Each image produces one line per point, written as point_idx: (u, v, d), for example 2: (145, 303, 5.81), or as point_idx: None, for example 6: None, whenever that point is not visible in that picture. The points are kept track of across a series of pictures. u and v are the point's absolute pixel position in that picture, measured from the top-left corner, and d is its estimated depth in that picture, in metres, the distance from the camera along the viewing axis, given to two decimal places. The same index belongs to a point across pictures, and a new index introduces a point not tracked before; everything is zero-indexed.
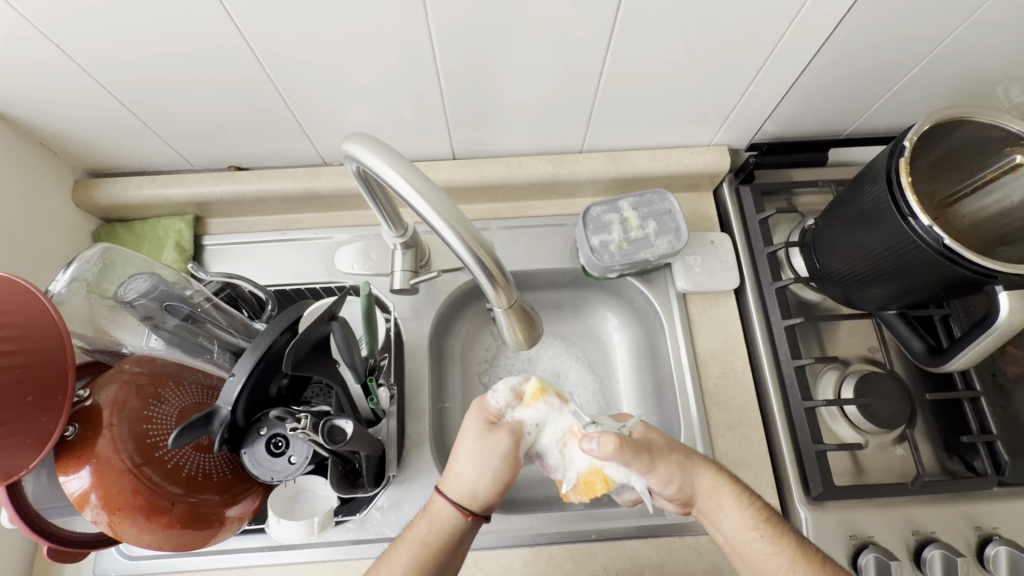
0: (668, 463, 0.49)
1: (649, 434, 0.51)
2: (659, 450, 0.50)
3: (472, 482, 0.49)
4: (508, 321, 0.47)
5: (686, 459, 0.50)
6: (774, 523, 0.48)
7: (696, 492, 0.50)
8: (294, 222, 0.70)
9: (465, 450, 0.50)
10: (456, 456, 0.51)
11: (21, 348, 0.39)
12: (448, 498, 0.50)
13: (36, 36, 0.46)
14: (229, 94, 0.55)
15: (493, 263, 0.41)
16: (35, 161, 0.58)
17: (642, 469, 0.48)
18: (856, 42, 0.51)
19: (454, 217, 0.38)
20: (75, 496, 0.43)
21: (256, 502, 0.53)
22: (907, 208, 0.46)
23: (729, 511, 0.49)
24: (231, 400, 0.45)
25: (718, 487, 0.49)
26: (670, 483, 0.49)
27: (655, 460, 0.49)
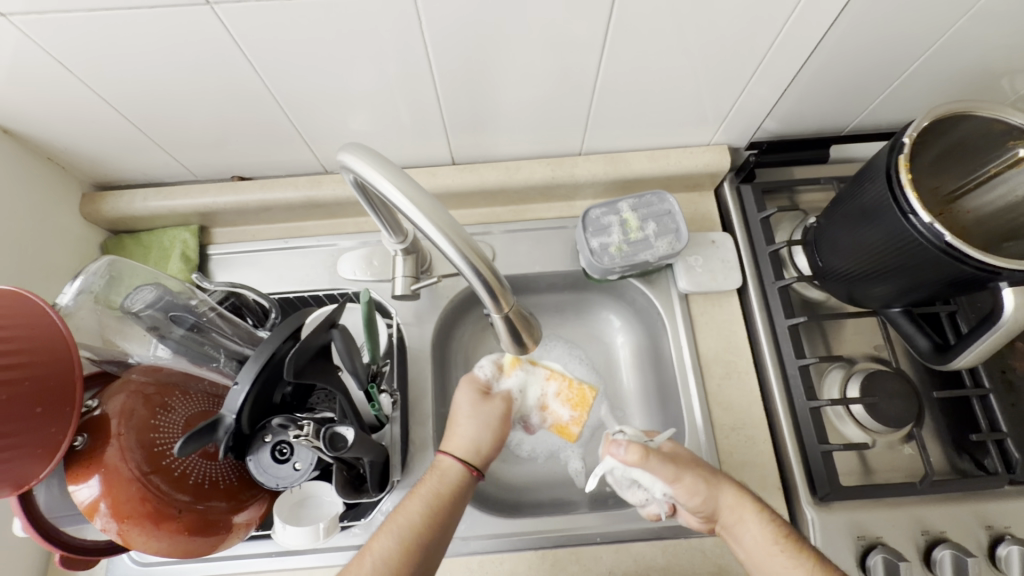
0: (691, 470, 0.51)
1: (674, 448, 0.54)
2: (685, 464, 0.52)
3: (474, 440, 0.55)
4: (505, 328, 0.47)
5: (711, 475, 0.52)
6: (793, 539, 0.47)
7: (720, 507, 0.50)
8: (296, 230, 0.71)
9: (465, 410, 0.57)
10: (460, 418, 0.56)
11: (29, 361, 0.40)
12: (452, 454, 0.53)
13: (39, 53, 0.47)
14: (229, 103, 0.55)
15: (489, 272, 0.40)
16: (43, 175, 0.59)
17: (666, 473, 0.51)
18: (855, 37, 0.51)
19: (448, 225, 0.38)
20: (85, 505, 0.44)
21: (262, 508, 0.53)
22: (907, 205, 0.45)
23: (751, 526, 0.49)
24: (235, 408, 0.45)
25: (741, 502, 0.50)
26: (695, 495, 0.51)
27: (682, 471, 0.51)
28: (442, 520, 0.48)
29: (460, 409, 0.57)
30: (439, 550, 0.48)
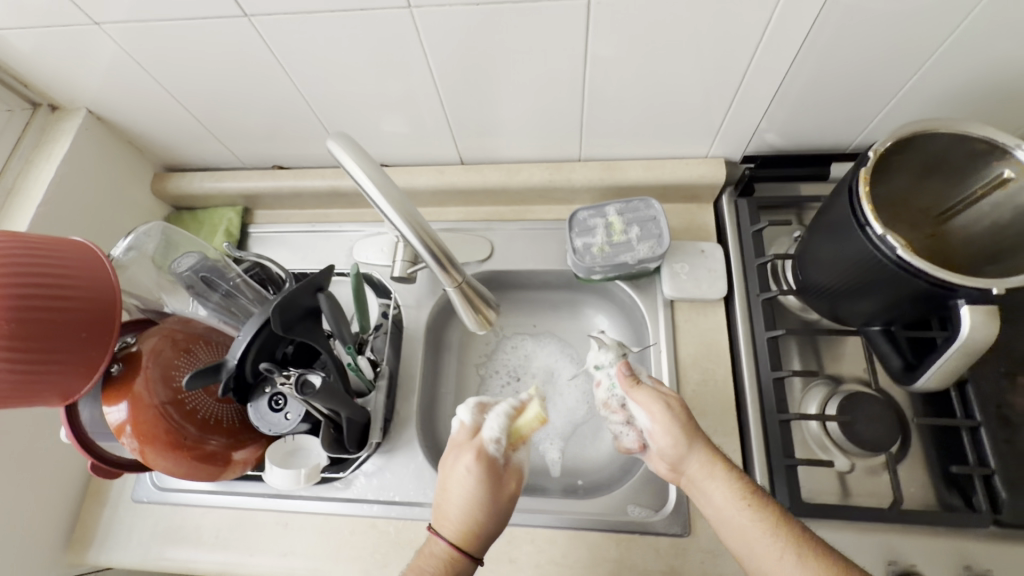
0: (670, 411, 0.52)
1: (663, 389, 0.55)
2: (675, 416, 0.51)
3: (481, 525, 0.49)
4: (461, 301, 0.54)
5: (691, 431, 0.50)
6: (759, 498, 0.46)
7: (685, 461, 0.50)
8: (324, 216, 0.79)
9: (465, 487, 0.50)
10: (459, 504, 0.49)
11: (80, 296, 0.49)
12: (444, 539, 0.48)
13: (122, 54, 0.58)
14: (271, 104, 0.65)
15: (441, 253, 0.48)
16: (123, 156, 0.72)
17: (653, 407, 0.52)
18: (837, 51, 0.51)
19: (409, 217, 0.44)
20: (114, 425, 0.53)
21: (259, 451, 0.61)
22: (864, 218, 0.46)
23: (718, 485, 0.48)
24: (238, 354, 0.53)
25: (712, 461, 0.49)
26: (666, 438, 0.51)
27: (661, 408, 0.52)
28: None
29: (462, 482, 0.50)
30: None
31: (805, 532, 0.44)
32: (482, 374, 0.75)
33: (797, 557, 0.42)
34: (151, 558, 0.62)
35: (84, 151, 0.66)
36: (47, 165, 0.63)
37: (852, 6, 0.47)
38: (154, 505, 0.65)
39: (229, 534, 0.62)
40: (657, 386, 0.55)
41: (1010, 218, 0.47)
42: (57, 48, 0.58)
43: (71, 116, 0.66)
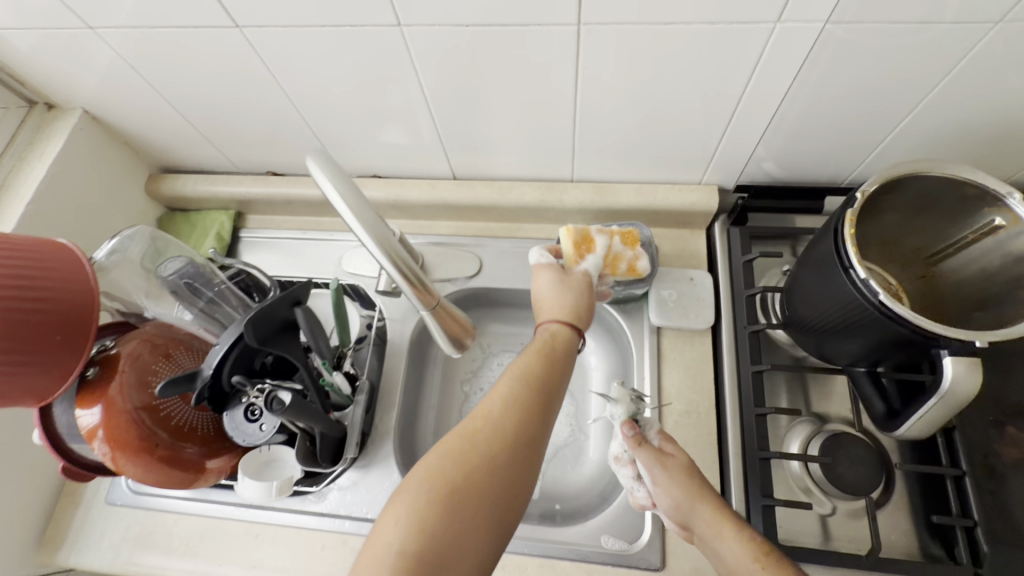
0: (670, 472, 0.51)
1: (668, 446, 0.54)
2: (678, 474, 0.51)
3: (573, 304, 0.55)
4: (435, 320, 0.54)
5: (696, 488, 0.49)
6: (777, 561, 0.42)
7: (694, 519, 0.49)
8: (316, 224, 0.79)
9: (556, 285, 0.56)
10: (555, 297, 0.55)
11: (56, 298, 0.49)
12: (551, 321, 0.53)
13: (117, 58, 0.59)
14: (264, 114, 0.65)
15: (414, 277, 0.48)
16: (118, 156, 0.72)
17: (654, 468, 0.52)
18: (828, 87, 0.50)
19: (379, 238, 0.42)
20: (86, 429, 0.52)
21: (233, 460, 0.61)
22: (847, 260, 0.45)
23: (728, 544, 0.45)
24: (213, 365, 0.53)
25: (719, 519, 0.47)
26: (669, 499, 0.50)
27: (662, 469, 0.52)
28: (539, 393, 0.46)
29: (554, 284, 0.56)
30: (533, 458, 0.44)
31: None
32: (467, 391, 0.74)
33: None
34: (120, 563, 0.62)
35: (77, 151, 0.66)
36: (39, 164, 0.63)
37: (843, 46, 0.46)
38: (127, 508, 0.64)
39: (199, 543, 0.62)
40: (662, 444, 0.55)
41: (999, 265, 0.46)
42: (52, 49, 0.58)
43: (66, 115, 0.66)
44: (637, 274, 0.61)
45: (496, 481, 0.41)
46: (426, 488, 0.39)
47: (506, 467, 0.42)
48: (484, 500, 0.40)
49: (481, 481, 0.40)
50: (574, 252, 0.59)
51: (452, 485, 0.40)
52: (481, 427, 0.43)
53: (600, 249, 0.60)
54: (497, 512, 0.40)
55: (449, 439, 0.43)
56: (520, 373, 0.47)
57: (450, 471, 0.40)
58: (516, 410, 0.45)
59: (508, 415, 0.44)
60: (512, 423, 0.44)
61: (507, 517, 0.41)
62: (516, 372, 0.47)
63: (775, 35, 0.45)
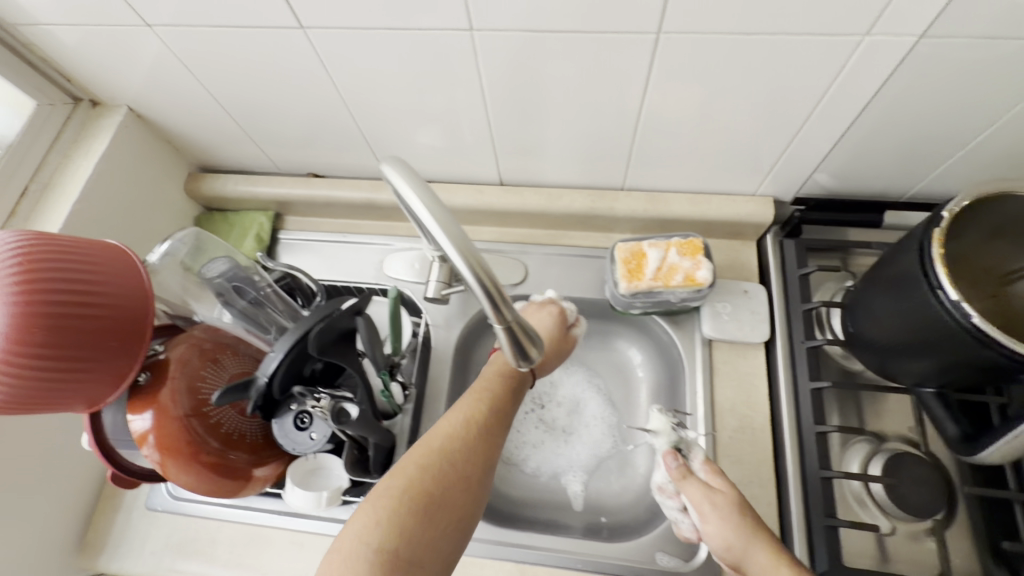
0: (720, 510, 0.50)
1: (716, 480, 0.53)
2: (727, 511, 0.50)
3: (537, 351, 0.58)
4: (509, 341, 0.44)
5: (748, 527, 0.48)
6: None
7: (749, 560, 0.47)
8: (355, 226, 0.78)
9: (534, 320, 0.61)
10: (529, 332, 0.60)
11: (110, 303, 0.47)
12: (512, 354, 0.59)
13: (171, 57, 0.57)
14: (300, 120, 0.64)
15: (493, 285, 0.39)
16: (160, 155, 0.71)
17: (702, 505, 0.51)
18: (906, 104, 0.49)
19: (454, 235, 0.37)
20: (138, 433, 0.51)
21: (279, 468, 0.60)
22: (936, 280, 0.44)
23: None
24: (268, 372, 0.51)
25: (776, 564, 0.45)
26: (720, 538, 0.49)
27: (710, 505, 0.51)
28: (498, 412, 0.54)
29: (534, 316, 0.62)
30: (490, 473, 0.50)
31: None
32: None
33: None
34: (163, 569, 0.61)
35: (122, 150, 0.65)
36: (84, 163, 0.62)
37: (931, 63, 0.45)
38: (168, 514, 0.63)
39: (243, 550, 0.61)
40: (709, 477, 0.54)
41: None
42: (105, 47, 0.57)
43: (111, 113, 0.65)
44: (696, 284, 0.57)
45: (464, 492, 0.47)
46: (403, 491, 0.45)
47: (472, 479, 0.48)
48: (451, 511, 0.46)
49: (449, 489, 0.47)
50: (631, 275, 0.59)
51: (423, 491, 0.46)
52: (451, 442, 0.49)
53: (651, 263, 0.59)
54: (461, 521, 0.47)
55: (424, 452, 0.49)
56: (483, 396, 0.54)
57: (426, 484, 0.46)
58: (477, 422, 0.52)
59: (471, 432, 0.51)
60: (480, 441, 0.51)
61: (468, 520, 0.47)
62: (484, 396, 0.54)
63: (862, 49, 0.44)
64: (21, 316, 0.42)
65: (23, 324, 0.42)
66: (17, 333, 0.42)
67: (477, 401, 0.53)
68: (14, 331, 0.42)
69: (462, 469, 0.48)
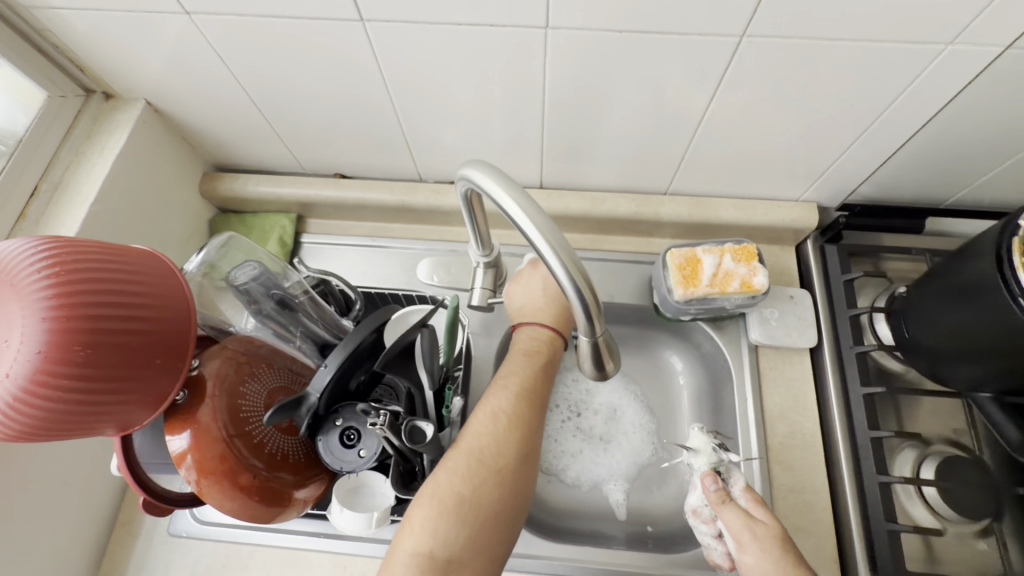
0: (760, 540, 0.48)
1: (757, 510, 0.51)
2: (767, 542, 0.48)
3: (539, 305, 0.59)
4: (588, 353, 0.43)
5: (789, 561, 0.46)
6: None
7: None
8: (384, 230, 0.74)
9: (527, 293, 0.60)
10: (538, 304, 0.59)
11: (152, 316, 0.42)
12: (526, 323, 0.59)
13: (206, 48, 0.53)
14: (330, 102, 0.59)
15: (592, 298, 0.37)
16: (177, 151, 0.66)
17: (741, 533, 0.50)
18: (971, 113, 0.50)
19: (556, 240, 0.35)
20: (175, 454, 0.47)
21: (322, 488, 0.55)
22: (1017, 287, 0.43)
23: None
24: (320, 389, 0.48)
25: None
26: (756, 569, 0.47)
27: (750, 536, 0.49)
28: (529, 398, 0.52)
29: (526, 290, 0.60)
30: (527, 467, 0.49)
31: None
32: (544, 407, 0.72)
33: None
34: None
35: (140, 146, 0.60)
36: (101, 161, 0.57)
37: (1004, 75, 0.45)
38: (195, 540, 0.59)
39: None
40: (750, 506, 0.52)
41: None
42: (131, 35, 0.53)
43: (128, 107, 0.60)
44: (753, 290, 0.57)
45: (499, 489, 0.47)
46: (436, 502, 0.45)
47: (506, 471, 0.48)
48: (490, 510, 0.46)
49: (484, 491, 0.46)
50: (685, 282, 0.59)
51: (459, 498, 0.45)
52: (481, 443, 0.48)
53: (707, 269, 0.58)
54: (503, 518, 0.47)
55: (454, 457, 0.47)
56: (511, 386, 0.52)
57: (459, 489, 0.45)
58: (510, 415, 0.50)
59: (503, 427, 0.49)
60: (512, 436, 0.49)
61: (511, 513, 0.47)
62: (511, 385, 0.52)
63: (942, 56, 0.44)
64: (62, 334, 0.37)
65: (64, 343, 0.37)
66: (57, 354, 0.37)
67: (504, 392, 0.52)
68: (54, 351, 0.37)
69: (496, 468, 0.47)
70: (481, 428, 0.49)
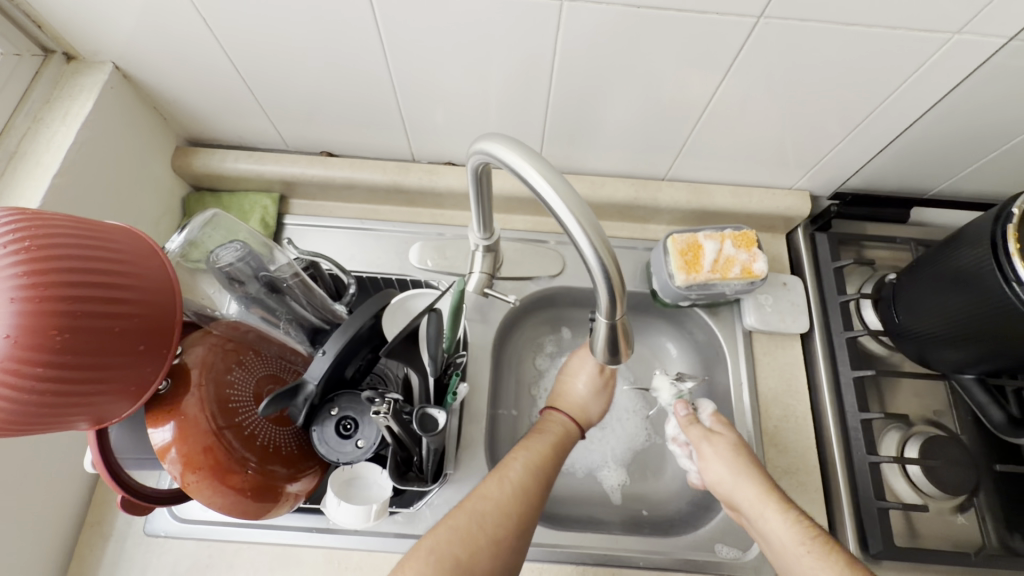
0: (716, 447, 0.56)
1: (718, 425, 0.59)
2: (722, 445, 0.56)
3: (585, 405, 0.58)
4: (605, 340, 0.42)
5: (742, 462, 0.54)
6: (822, 541, 0.46)
7: (739, 495, 0.53)
8: (373, 212, 0.71)
9: (591, 392, 0.58)
10: (582, 403, 0.58)
11: (137, 299, 0.38)
12: (567, 415, 0.57)
13: (188, 9, 0.49)
14: (303, 92, 0.58)
15: (618, 280, 0.36)
16: (146, 122, 0.61)
17: (704, 448, 0.57)
18: (966, 106, 0.52)
19: (585, 218, 0.34)
20: (157, 448, 0.43)
21: (315, 481, 0.52)
22: (1012, 272, 0.45)
23: (774, 523, 0.49)
24: (317, 377, 0.45)
25: (762, 498, 0.51)
26: (714, 474, 0.55)
27: (709, 445, 0.57)
28: (545, 477, 0.51)
29: (594, 391, 0.58)
30: (521, 548, 0.47)
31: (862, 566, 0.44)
32: (536, 395, 0.71)
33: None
34: None
35: (107, 113, 0.55)
36: (64, 129, 0.51)
37: (1002, 68, 0.47)
38: (174, 539, 0.55)
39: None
40: (713, 424, 0.59)
41: None
42: None
43: (93, 70, 0.55)
44: (753, 276, 0.58)
45: (493, 557, 0.45)
46: (433, 560, 0.44)
47: (504, 540, 0.46)
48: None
49: (481, 557, 0.45)
50: (687, 266, 0.59)
51: (457, 559, 0.44)
52: (490, 506, 0.47)
53: (709, 255, 0.59)
54: None
55: (461, 515, 0.47)
56: (532, 458, 0.51)
57: (452, 549, 0.45)
58: (525, 484, 0.49)
59: (513, 493, 0.49)
60: (517, 504, 0.48)
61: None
62: (529, 457, 0.51)
63: (948, 46, 0.45)
64: (35, 317, 0.33)
65: (37, 327, 0.33)
66: (31, 340, 0.33)
67: (524, 460, 0.51)
68: (25, 336, 0.33)
69: (495, 535, 0.46)
70: (487, 491, 0.48)
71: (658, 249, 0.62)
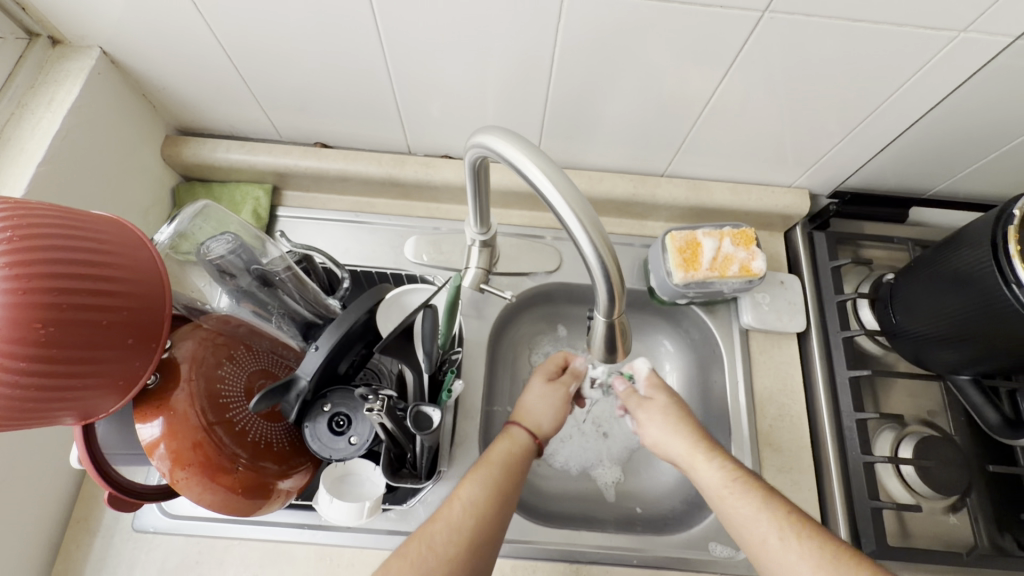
0: (648, 410, 0.57)
1: (653, 387, 0.59)
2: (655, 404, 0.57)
3: (539, 417, 0.56)
4: (602, 337, 0.42)
5: (674, 419, 0.55)
6: (745, 482, 0.48)
7: (671, 450, 0.54)
8: (367, 205, 0.70)
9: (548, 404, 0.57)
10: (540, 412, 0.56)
11: (124, 291, 0.37)
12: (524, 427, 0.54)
13: None
14: (297, 81, 0.57)
15: (617, 278, 0.36)
16: (135, 110, 0.59)
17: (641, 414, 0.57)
18: (969, 106, 0.51)
19: (585, 213, 0.33)
20: (145, 444, 0.42)
21: (307, 478, 0.51)
22: (1012, 274, 0.44)
23: (704, 472, 0.50)
24: (310, 373, 0.45)
25: (692, 450, 0.52)
26: (651, 436, 0.56)
27: (643, 410, 0.57)
28: (504, 496, 0.48)
29: (545, 400, 0.57)
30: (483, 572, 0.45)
31: (788, 506, 0.46)
32: None
33: (798, 545, 0.43)
34: None
35: (94, 100, 0.53)
36: (50, 115, 0.50)
37: (1006, 69, 0.47)
38: (163, 536, 0.54)
39: (261, 572, 0.53)
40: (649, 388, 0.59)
41: None
42: None
43: (79, 55, 0.53)
44: (751, 274, 0.57)
45: None
46: None
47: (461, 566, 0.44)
48: None
49: None
50: (686, 264, 0.58)
51: None
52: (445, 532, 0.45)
53: (707, 253, 0.58)
54: None
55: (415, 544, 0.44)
56: (489, 478, 0.49)
57: None
58: (484, 505, 0.47)
59: (469, 516, 0.46)
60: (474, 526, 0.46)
61: None
62: (486, 477, 0.49)
63: (953, 45, 0.45)
64: (18, 309, 0.32)
65: (21, 319, 0.32)
66: (14, 333, 0.32)
67: (481, 479, 0.48)
68: (8, 329, 0.31)
69: (446, 562, 0.43)
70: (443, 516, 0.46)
71: (654, 249, 0.61)
